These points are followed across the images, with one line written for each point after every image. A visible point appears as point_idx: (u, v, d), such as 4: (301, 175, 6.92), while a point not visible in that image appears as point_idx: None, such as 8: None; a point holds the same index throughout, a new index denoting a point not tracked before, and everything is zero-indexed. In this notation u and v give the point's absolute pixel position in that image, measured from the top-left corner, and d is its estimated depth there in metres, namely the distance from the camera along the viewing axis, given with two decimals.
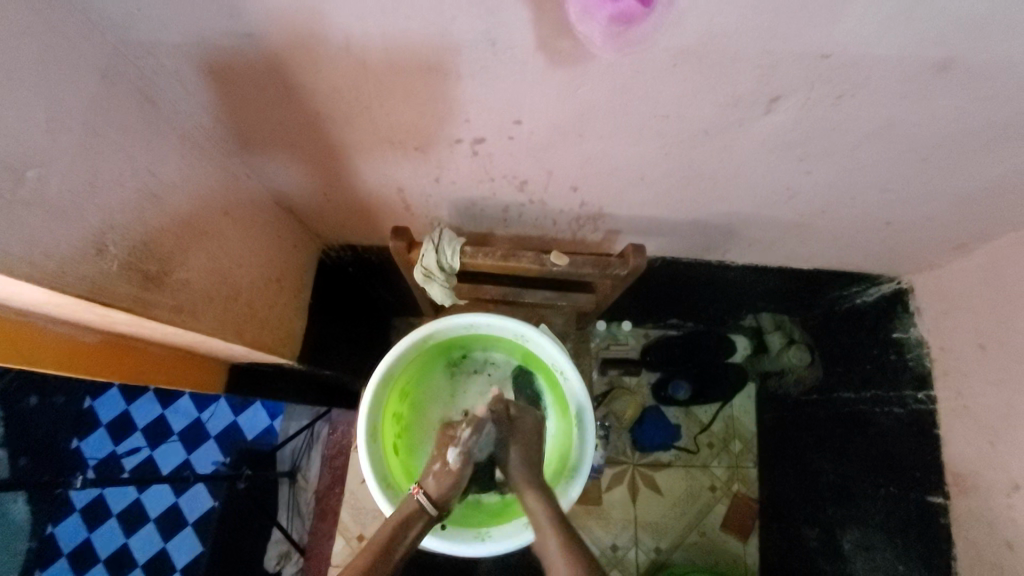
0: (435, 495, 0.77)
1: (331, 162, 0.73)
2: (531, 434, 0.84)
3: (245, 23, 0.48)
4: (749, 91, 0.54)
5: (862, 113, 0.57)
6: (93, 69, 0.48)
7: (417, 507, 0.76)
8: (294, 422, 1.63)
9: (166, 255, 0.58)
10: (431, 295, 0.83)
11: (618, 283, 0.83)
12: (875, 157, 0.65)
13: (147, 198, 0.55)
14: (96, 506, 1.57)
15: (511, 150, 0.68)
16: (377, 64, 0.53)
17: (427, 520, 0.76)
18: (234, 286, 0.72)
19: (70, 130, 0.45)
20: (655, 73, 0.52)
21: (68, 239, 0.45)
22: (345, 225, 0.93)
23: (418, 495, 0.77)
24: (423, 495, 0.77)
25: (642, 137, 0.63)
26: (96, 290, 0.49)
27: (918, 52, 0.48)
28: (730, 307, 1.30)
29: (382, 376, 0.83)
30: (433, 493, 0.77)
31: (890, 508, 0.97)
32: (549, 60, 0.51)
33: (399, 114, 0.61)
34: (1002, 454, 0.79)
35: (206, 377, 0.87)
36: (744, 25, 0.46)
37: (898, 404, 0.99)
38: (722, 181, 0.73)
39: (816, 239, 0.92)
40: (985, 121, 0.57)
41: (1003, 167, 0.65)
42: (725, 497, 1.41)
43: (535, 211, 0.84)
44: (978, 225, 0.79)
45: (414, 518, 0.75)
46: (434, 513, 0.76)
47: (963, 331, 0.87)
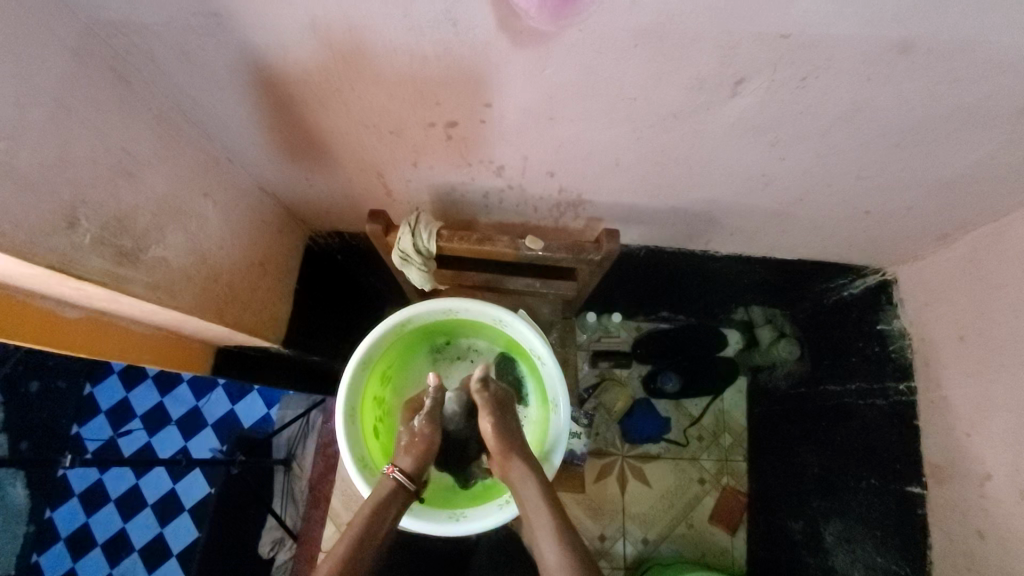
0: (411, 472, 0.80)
1: (309, 147, 0.74)
2: (507, 416, 0.85)
3: (210, 2, 0.49)
4: (712, 73, 0.54)
5: (828, 96, 0.57)
6: (64, 48, 0.49)
7: (394, 486, 0.78)
8: (290, 411, 1.64)
9: (141, 233, 0.60)
10: (410, 278, 0.85)
11: (595, 270, 0.85)
12: (847, 142, 0.65)
13: (121, 175, 0.56)
14: (95, 491, 1.60)
15: (484, 134, 0.68)
16: (342, 43, 0.54)
17: (405, 497, 0.78)
18: (214, 267, 0.74)
19: (40, 105, 0.46)
20: (617, 55, 0.52)
21: (40, 211, 0.47)
22: (330, 211, 0.94)
23: (395, 474, 0.79)
24: (398, 473, 0.79)
25: (612, 121, 0.64)
26: (68, 263, 0.50)
27: (876, 35, 0.48)
28: (719, 300, 1.30)
29: (361, 359, 0.84)
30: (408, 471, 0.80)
31: (870, 500, 0.97)
32: (513, 41, 0.51)
33: (370, 96, 0.62)
34: (977, 444, 0.79)
35: (192, 359, 0.89)
36: (700, 7, 0.46)
37: (880, 396, 0.99)
38: (696, 167, 0.73)
39: (798, 229, 0.92)
40: (955, 104, 0.57)
41: (976, 153, 0.65)
42: (714, 489, 1.41)
43: (514, 197, 0.85)
44: (958, 215, 0.78)
45: (392, 498, 0.77)
46: (411, 488, 0.79)
47: (943, 322, 0.87)
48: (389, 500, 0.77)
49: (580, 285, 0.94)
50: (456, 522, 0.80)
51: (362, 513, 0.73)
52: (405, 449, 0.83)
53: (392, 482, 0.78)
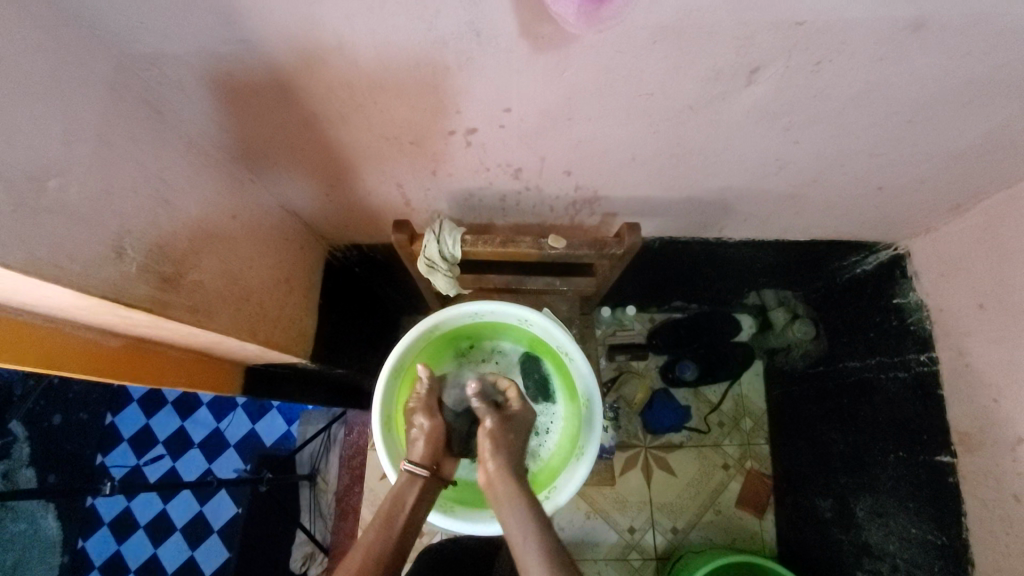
0: (424, 463, 0.82)
1: (332, 163, 0.76)
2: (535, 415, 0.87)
3: (241, 29, 0.51)
4: (728, 63, 0.56)
5: (840, 77, 0.58)
6: (101, 83, 0.51)
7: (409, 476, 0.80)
8: (311, 426, 1.66)
9: (180, 257, 0.61)
10: (436, 285, 0.86)
11: (616, 263, 0.86)
12: (860, 121, 0.66)
13: (159, 203, 0.58)
14: (125, 520, 1.61)
15: (503, 138, 0.70)
16: (366, 60, 0.55)
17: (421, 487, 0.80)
18: (245, 286, 0.75)
19: (85, 141, 0.48)
20: (636, 53, 0.54)
21: (91, 242, 0.48)
22: (348, 225, 0.96)
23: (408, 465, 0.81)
24: (412, 465, 0.81)
25: (630, 117, 0.65)
26: (118, 292, 0.52)
27: (889, 15, 0.49)
28: (732, 286, 1.31)
29: (393, 367, 0.85)
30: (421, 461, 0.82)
31: (900, 473, 0.99)
32: (533, 46, 0.53)
33: (393, 111, 0.64)
34: (1007, 410, 0.80)
35: (224, 379, 0.89)
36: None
37: (902, 368, 1.01)
38: (711, 156, 0.74)
39: (812, 209, 0.93)
40: (966, 77, 0.58)
41: (989, 123, 0.66)
42: (739, 474, 1.42)
43: (532, 198, 0.86)
44: (969, 184, 0.80)
45: (409, 487, 0.80)
46: (424, 478, 0.80)
47: (963, 292, 0.88)
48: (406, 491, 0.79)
49: (600, 281, 0.95)
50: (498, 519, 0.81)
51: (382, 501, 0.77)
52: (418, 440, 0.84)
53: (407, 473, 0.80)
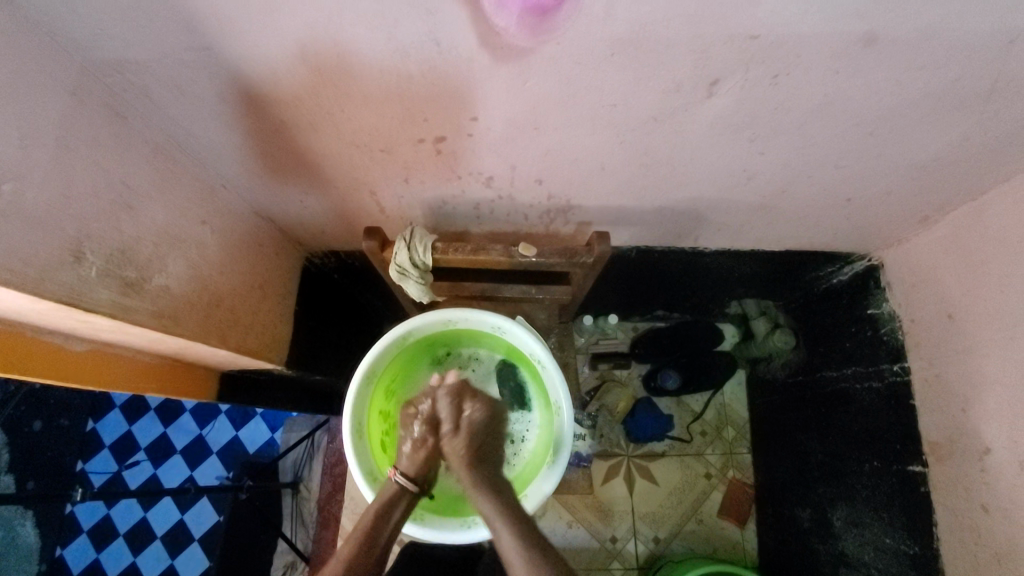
0: (412, 473, 0.83)
1: (304, 170, 0.76)
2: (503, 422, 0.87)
3: (204, 38, 0.51)
4: (688, 76, 0.57)
5: (799, 91, 0.59)
6: (62, 88, 0.51)
7: (397, 488, 0.81)
8: (295, 433, 1.66)
9: (144, 263, 0.61)
10: (408, 292, 0.86)
11: (588, 272, 0.87)
12: (823, 133, 0.67)
13: (123, 208, 0.58)
14: (104, 527, 1.60)
15: (472, 147, 0.71)
16: (330, 69, 0.56)
17: (410, 496, 0.81)
18: (215, 291, 0.75)
19: (44, 146, 0.48)
20: (596, 64, 0.55)
21: (47, 246, 0.48)
22: (325, 232, 0.96)
23: (396, 477, 0.82)
24: (401, 476, 0.82)
25: (596, 127, 0.66)
26: (75, 296, 0.52)
27: (840, 29, 0.50)
28: (713, 295, 1.32)
29: (365, 374, 0.85)
30: (409, 473, 0.83)
31: (875, 483, 0.99)
32: (493, 57, 0.54)
33: (360, 119, 0.65)
34: (974, 419, 0.81)
35: (197, 385, 0.89)
36: (670, 13, 0.48)
37: (876, 378, 1.01)
38: (680, 166, 0.75)
39: (784, 220, 0.94)
40: (923, 91, 0.59)
41: (949, 135, 0.67)
42: (721, 484, 1.42)
43: (505, 207, 0.87)
44: (935, 196, 0.81)
45: (397, 497, 0.80)
46: (412, 487, 0.82)
47: (933, 302, 0.89)
48: (394, 503, 0.80)
49: (574, 290, 0.95)
50: (467, 530, 0.81)
51: (368, 511, 0.78)
52: (409, 453, 0.85)
53: (395, 484, 0.81)
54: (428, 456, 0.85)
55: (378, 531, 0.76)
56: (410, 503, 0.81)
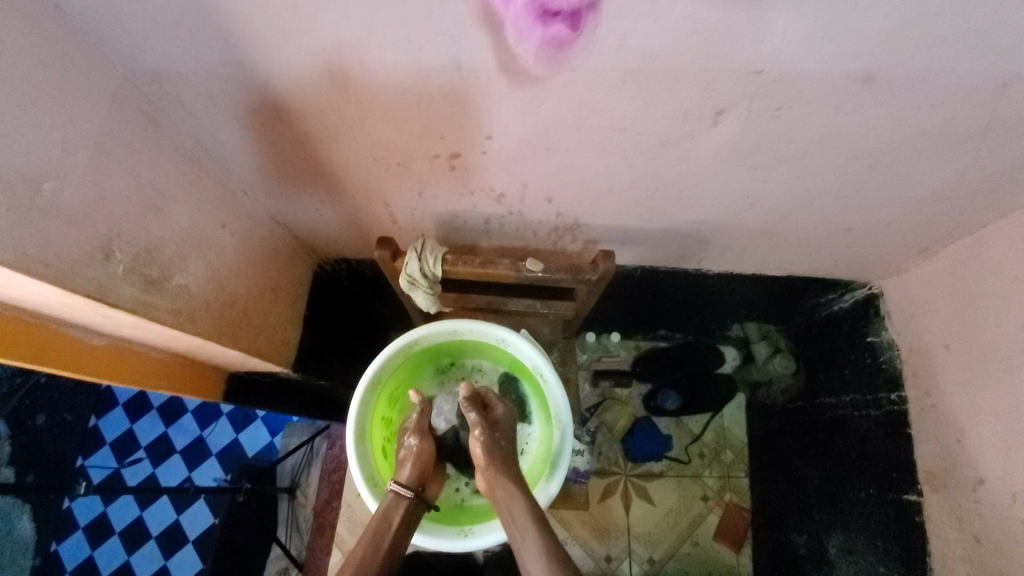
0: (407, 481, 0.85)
1: (324, 180, 0.79)
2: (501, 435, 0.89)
3: (238, 53, 0.54)
4: (695, 105, 0.59)
5: (802, 123, 0.62)
6: (102, 94, 0.54)
7: (393, 497, 0.82)
8: (294, 438, 1.67)
9: (167, 262, 0.64)
10: (415, 301, 0.89)
11: (592, 289, 0.89)
12: (824, 164, 0.70)
13: (151, 209, 0.60)
14: (101, 523, 1.61)
15: (486, 164, 0.73)
16: (356, 86, 0.59)
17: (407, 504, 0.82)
18: (230, 293, 0.77)
19: (82, 147, 0.51)
20: (608, 91, 0.57)
21: (79, 243, 0.51)
22: (338, 240, 0.99)
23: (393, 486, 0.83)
24: (396, 484, 0.84)
25: (606, 150, 0.69)
26: (102, 292, 0.54)
27: (842, 68, 0.53)
28: (714, 317, 1.34)
29: (370, 380, 0.87)
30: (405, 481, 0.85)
31: (870, 510, 0.99)
32: (511, 81, 0.56)
33: (380, 134, 0.68)
34: (969, 450, 0.82)
35: (205, 384, 0.91)
36: (680, 47, 0.51)
37: (874, 406, 1.02)
38: (685, 191, 0.78)
39: (786, 246, 0.96)
40: (921, 128, 0.62)
41: (948, 171, 0.69)
42: (717, 507, 1.42)
43: (514, 222, 0.90)
44: (935, 229, 0.83)
45: (394, 506, 0.81)
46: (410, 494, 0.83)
47: (930, 333, 0.90)
48: (391, 512, 0.81)
49: (579, 306, 0.97)
50: (466, 538, 0.83)
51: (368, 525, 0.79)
52: (401, 462, 0.88)
53: (392, 493, 0.83)
54: (417, 461, 0.87)
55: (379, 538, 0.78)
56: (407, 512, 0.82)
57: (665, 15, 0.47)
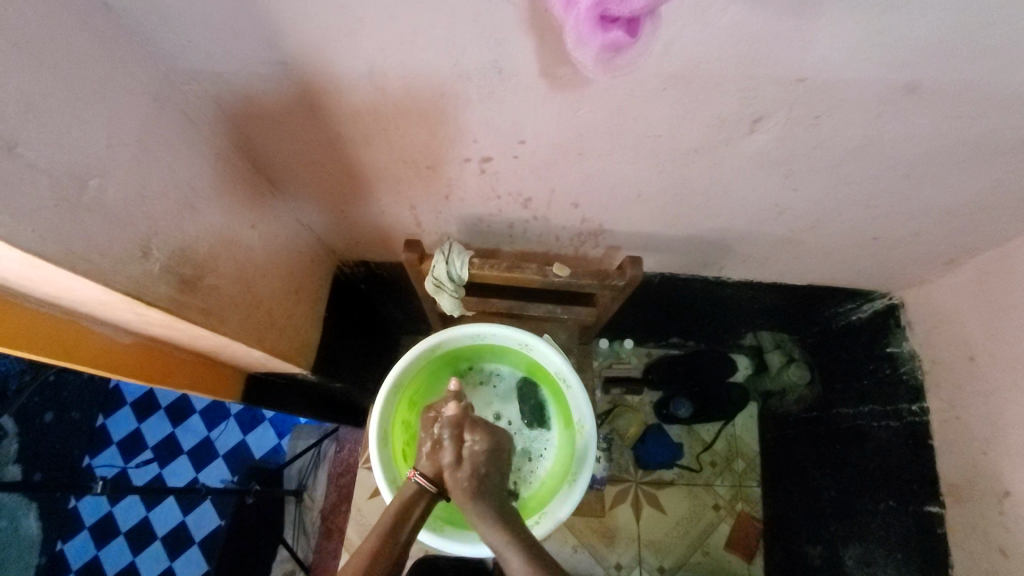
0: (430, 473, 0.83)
1: (354, 182, 0.79)
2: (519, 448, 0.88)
3: (281, 53, 0.54)
4: (733, 112, 0.59)
5: (838, 132, 0.62)
6: (146, 93, 0.54)
7: (417, 488, 0.81)
8: (302, 441, 1.69)
9: (200, 261, 0.64)
10: (440, 305, 0.88)
11: (617, 295, 0.89)
12: (856, 174, 0.70)
13: (186, 208, 0.60)
14: (107, 523, 1.59)
15: (517, 168, 0.73)
16: (396, 89, 0.59)
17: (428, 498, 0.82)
18: (257, 293, 0.77)
19: (126, 145, 0.51)
20: (647, 97, 0.57)
21: (121, 240, 0.51)
22: (360, 242, 0.98)
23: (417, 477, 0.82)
24: (420, 476, 0.83)
25: (640, 156, 0.69)
26: (140, 290, 0.54)
27: (885, 78, 0.53)
28: (730, 325, 1.34)
29: (393, 383, 0.87)
30: (428, 472, 0.83)
31: (889, 523, 0.99)
32: (552, 85, 0.56)
33: (415, 137, 0.68)
34: (994, 462, 0.81)
35: (225, 384, 0.91)
36: (725, 55, 0.51)
37: (894, 417, 1.02)
38: (714, 198, 0.78)
39: (809, 255, 0.96)
40: (956, 139, 0.62)
41: (979, 182, 0.70)
42: (729, 516, 1.41)
43: (539, 227, 0.90)
44: (961, 240, 0.83)
45: (417, 497, 0.81)
46: (433, 489, 0.82)
47: (954, 344, 0.90)
48: (411, 507, 0.80)
49: (600, 312, 0.96)
50: (488, 541, 0.82)
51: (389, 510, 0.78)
52: (428, 455, 0.84)
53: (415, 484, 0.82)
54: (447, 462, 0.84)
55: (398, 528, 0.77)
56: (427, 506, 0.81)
57: (712, 23, 0.47)
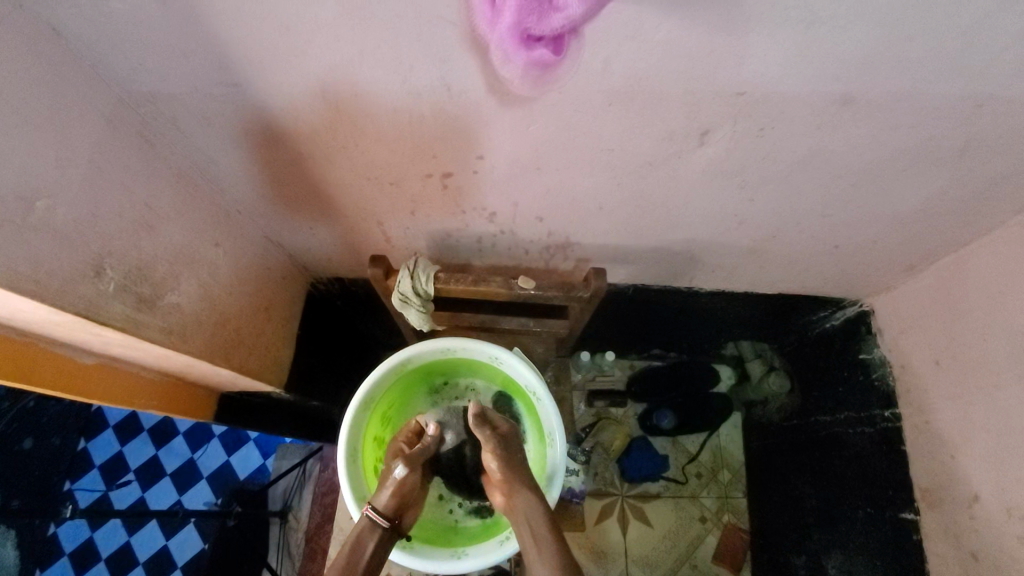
0: (383, 508, 0.81)
1: (318, 200, 0.80)
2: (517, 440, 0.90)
3: (232, 75, 0.56)
4: (680, 125, 0.61)
5: (785, 142, 0.63)
6: (98, 116, 0.55)
7: (368, 523, 0.80)
8: (287, 461, 1.67)
9: (159, 280, 0.64)
10: (408, 319, 0.89)
11: (585, 307, 0.89)
12: (808, 183, 0.71)
13: (144, 227, 0.61)
14: (87, 549, 1.57)
15: (477, 184, 0.74)
16: (348, 107, 0.60)
17: (381, 532, 0.80)
18: (223, 312, 0.77)
19: (78, 167, 0.52)
20: (594, 112, 0.59)
21: (72, 260, 0.51)
22: (331, 259, 0.99)
23: (368, 512, 0.80)
24: (373, 510, 0.80)
25: (596, 170, 0.70)
26: (92, 309, 0.54)
27: (823, 89, 0.54)
28: (709, 336, 1.34)
29: (363, 399, 0.86)
30: (382, 507, 0.81)
31: (868, 531, 0.98)
32: (500, 102, 0.57)
33: (373, 154, 0.69)
34: (963, 467, 0.82)
35: (196, 404, 0.90)
36: (662, 70, 0.52)
37: (868, 423, 1.02)
38: (674, 210, 0.79)
39: (776, 264, 0.97)
40: (901, 146, 0.63)
41: (928, 189, 0.71)
42: (716, 528, 1.39)
43: (506, 241, 0.90)
44: (921, 247, 0.84)
45: (367, 533, 0.79)
46: (387, 524, 0.80)
47: (920, 350, 0.91)
48: (365, 538, 0.79)
49: (571, 324, 0.97)
50: (459, 560, 0.81)
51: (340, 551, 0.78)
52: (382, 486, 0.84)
53: (366, 519, 0.80)
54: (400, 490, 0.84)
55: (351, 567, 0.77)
56: (381, 539, 0.80)
57: (646, 39, 0.48)
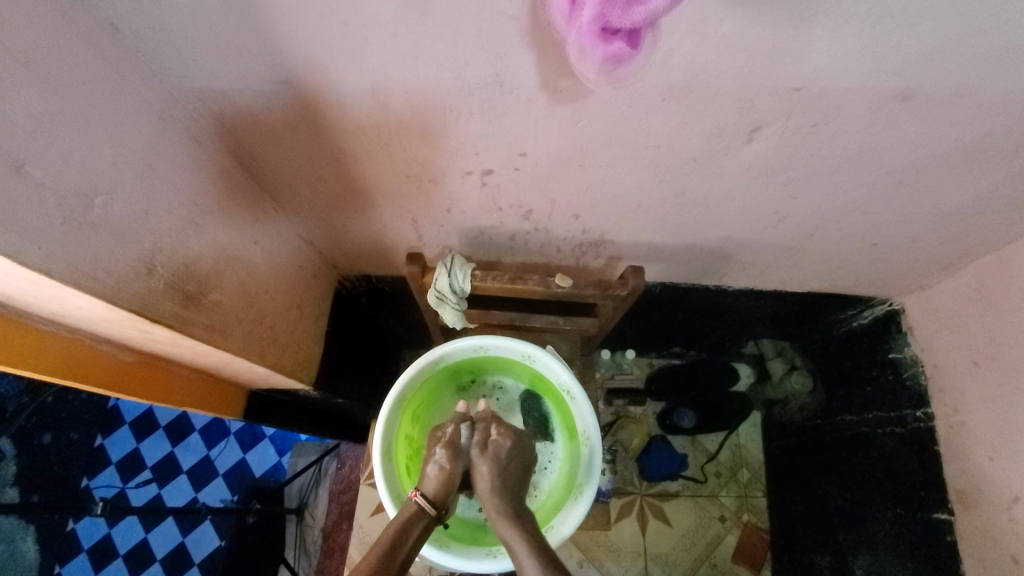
0: (433, 496, 0.81)
1: (355, 197, 0.79)
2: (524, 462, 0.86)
3: (285, 71, 0.55)
4: (731, 122, 0.60)
5: (836, 139, 0.62)
6: (151, 111, 0.55)
7: (417, 509, 0.79)
8: (303, 459, 1.67)
9: (204, 278, 0.64)
10: (442, 317, 0.89)
11: (619, 305, 0.89)
12: (854, 180, 0.70)
13: (191, 224, 0.61)
14: (104, 546, 1.56)
15: (517, 181, 0.74)
16: (398, 105, 0.60)
17: (429, 519, 0.79)
18: (260, 309, 0.77)
19: (132, 163, 0.51)
20: (646, 107, 0.58)
21: (126, 257, 0.51)
22: (362, 256, 0.99)
23: (418, 498, 0.80)
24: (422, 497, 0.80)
25: (641, 167, 0.69)
26: (145, 306, 0.54)
27: (884, 85, 0.54)
28: (732, 333, 1.34)
29: (396, 397, 0.86)
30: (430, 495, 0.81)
31: (898, 531, 0.97)
32: (552, 98, 0.57)
33: (415, 150, 0.68)
34: (1002, 467, 0.81)
35: (226, 402, 0.90)
36: (722, 65, 0.52)
37: (899, 423, 1.01)
38: (713, 207, 0.78)
39: (809, 262, 0.96)
40: (952, 144, 0.62)
41: (975, 187, 0.70)
42: (735, 527, 1.39)
43: (540, 239, 0.90)
44: (961, 246, 0.84)
45: (417, 517, 0.78)
46: (434, 513, 0.80)
47: (957, 350, 0.90)
48: (414, 522, 0.78)
49: (602, 322, 0.97)
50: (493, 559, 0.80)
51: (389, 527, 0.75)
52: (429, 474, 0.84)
53: (415, 505, 0.79)
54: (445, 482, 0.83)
55: (397, 544, 0.74)
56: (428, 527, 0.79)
57: (710, 33, 0.48)
